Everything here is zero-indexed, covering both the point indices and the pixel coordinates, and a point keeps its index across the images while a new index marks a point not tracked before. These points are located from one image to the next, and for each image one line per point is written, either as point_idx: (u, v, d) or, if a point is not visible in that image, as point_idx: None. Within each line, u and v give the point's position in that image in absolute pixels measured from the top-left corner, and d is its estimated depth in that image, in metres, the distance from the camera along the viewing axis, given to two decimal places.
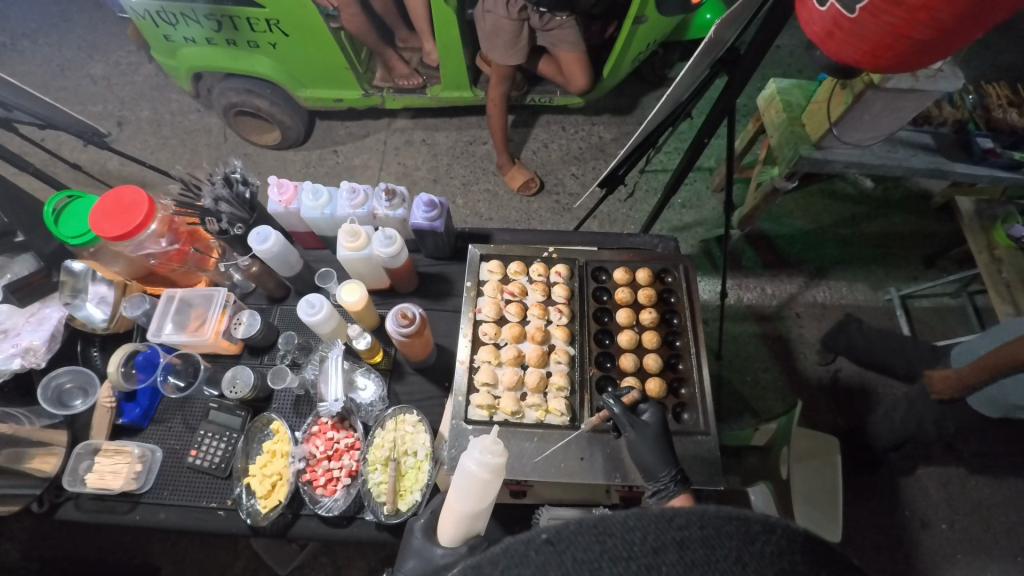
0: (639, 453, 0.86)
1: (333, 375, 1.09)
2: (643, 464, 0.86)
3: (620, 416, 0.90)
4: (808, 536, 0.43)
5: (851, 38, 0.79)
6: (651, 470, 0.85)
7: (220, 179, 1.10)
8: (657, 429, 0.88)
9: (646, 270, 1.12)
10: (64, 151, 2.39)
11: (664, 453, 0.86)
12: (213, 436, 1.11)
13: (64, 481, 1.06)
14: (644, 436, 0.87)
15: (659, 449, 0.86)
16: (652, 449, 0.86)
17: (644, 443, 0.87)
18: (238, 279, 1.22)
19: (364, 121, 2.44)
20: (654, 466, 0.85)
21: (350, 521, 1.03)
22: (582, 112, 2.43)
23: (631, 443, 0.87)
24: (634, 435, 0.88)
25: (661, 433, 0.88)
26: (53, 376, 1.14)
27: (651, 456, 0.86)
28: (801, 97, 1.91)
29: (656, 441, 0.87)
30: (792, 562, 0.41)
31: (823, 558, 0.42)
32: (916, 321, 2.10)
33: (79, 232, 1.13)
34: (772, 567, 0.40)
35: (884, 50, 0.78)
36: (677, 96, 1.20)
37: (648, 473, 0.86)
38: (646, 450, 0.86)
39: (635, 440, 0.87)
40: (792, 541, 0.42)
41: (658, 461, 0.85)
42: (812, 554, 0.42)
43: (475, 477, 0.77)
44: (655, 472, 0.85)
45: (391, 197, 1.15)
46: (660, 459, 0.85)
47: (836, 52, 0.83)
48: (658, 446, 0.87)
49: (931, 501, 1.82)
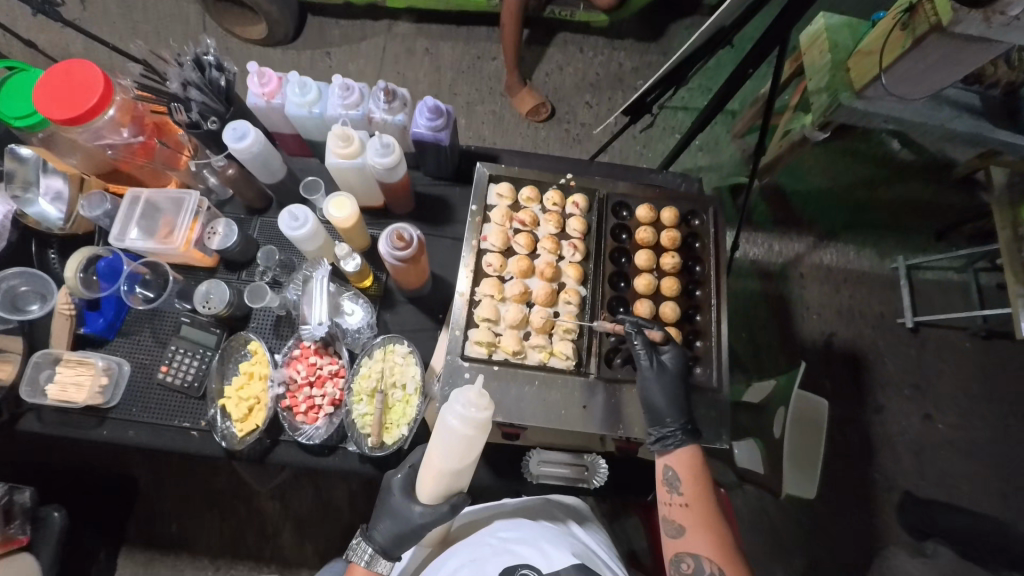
0: (650, 395, 0.84)
1: (317, 299, 1.00)
2: (652, 408, 0.84)
3: (642, 353, 0.87)
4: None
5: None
6: (658, 415, 0.84)
7: (190, 61, 0.94)
8: (675, 375, 0.86)
9: (672, 210, 1.01)
10: (19, 25, 2.11)
11: (677, 399, 0.84)
12: (185, 352, 1.02)
13: (22, 392, 0.98)
14: (660, 377, 0.85)
15: (671, 395, 0.84)
16: (665, 393, 0.84)
17: (657, 386, 0.84)
18: (212, 183, 1.09)
19: (361, 22, 2.18)
20: (662, 412, 0.84)
21: (332, 451, 0.98)
22: (604, 34, 2.20)
23: (644, 382, 0.85)
24: (652, 375, 0.85)
25: (679, 379, 0.86)
26: (2, 278, 1.02)
27: (661, 400, 0.83)
28: (849, 37, 1.72)
29: (671, 386, 0.84)
30: None
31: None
32: (919, 293, 2.05)
33: (23, 112, 0.97)
34: None
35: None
36: (728, 16, 1.04)
37: (655, 418, 0.84)
38: (659, 394, 0.83)
39: (649, 379, 0.84)
40: None
41: (668, 407, 0.83)
42: None
43: (458, 434, 0.71)
44: (662, 418, 0.84)
45: (391, 100, 1.01)
46: (671, 404, 0.84)
47: None
48: (671, 390, 0.84)
49: (902, 468, 1.86)
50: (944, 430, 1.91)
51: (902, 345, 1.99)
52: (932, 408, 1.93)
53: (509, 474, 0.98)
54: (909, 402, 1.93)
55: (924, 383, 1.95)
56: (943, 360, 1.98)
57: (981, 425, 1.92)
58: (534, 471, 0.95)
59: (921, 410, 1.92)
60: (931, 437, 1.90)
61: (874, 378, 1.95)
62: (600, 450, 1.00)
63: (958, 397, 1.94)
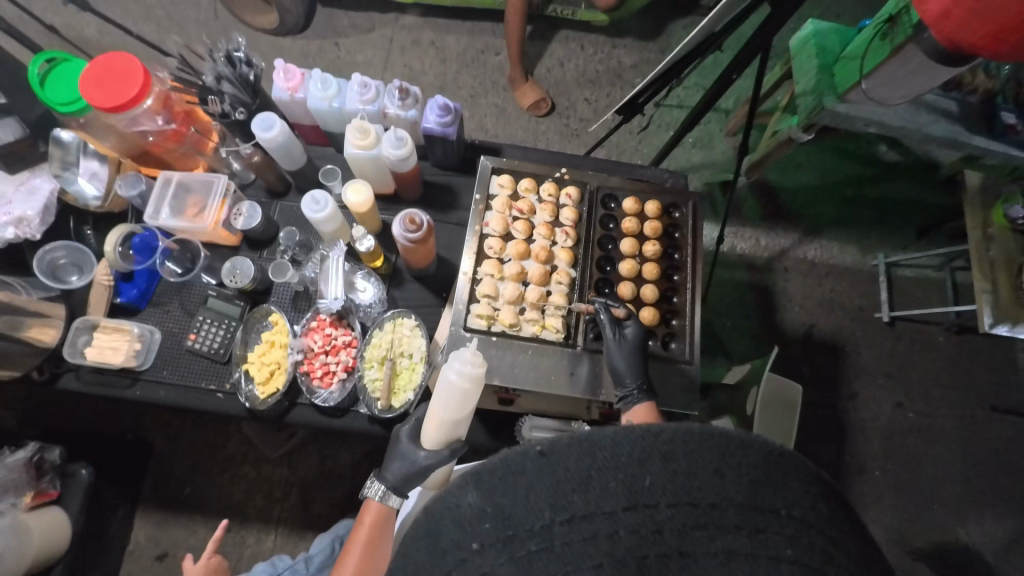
0: (613, 360, 0.94)
1: (333, 276, 1.11)
2: (615, 371, 0.94)
3: (606, 324, 0.97)
4: (783, 453, 0.41)
5: (971, 18, 0.86)
6: (619, 377, 0.93)
7: (223, 58, 1.03)
8: (635, 343, 0.95)
9: (656, 202, 1.12)
10: (36, 8, 2.17)
11: (636, 364, 0.93)
12: (211, 322, 1.13)
13: (65, 352, 1.08)
14: (622, 344, 0.94)
15: (632, 360, 0.93)
16: (626, 358, 0.93)
17: (620, 351, 0.94)
18: (237, 167, 1.19)
19: (370, 14, 2.25)
20: (624, 375, 0.93)
21: (344, 413, 1.09)
22: (605, 32, 2.28)
23: (608, 348, 0.95)
24: (615, 344, 0.95)
25: (640, 347, 0.95)
26: (47, 249, 1.13)
27: (623, 364, 0.93)
28: (837, 43, 1.81)
29: (631, 352, 0.94)
30: (767, 474, 0.39)
31: (797, 466, 0.40)
32: (897, 288, 2.17)
33: (68, 98, 1.05)
34: (746, 478, 0.39)
35: (1007, 33, 0.84)
36: (715, 25, 1.14)
37: (618, 381, 0.93)
38: (621, 359, 0.93)
39: (613, 345, 0.94)
40: (768, 455, 0.40)
41: (628, 370, 0.93)
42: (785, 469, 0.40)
43: (455, 388, 0.82)
44: (623, 380, 0.93)
45: (404, 96, 1.10)
46: (631, 368, 0.93)
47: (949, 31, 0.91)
48: (632, 356, 0.94)
49: (870, 450, 1.99)
50: (912, 417, 2.04)
51: (877, 336, 2.11)
52: (902, 396, 2.05)
53: (503, 436, 1.10)
54: (881, 390, 2.06)
55: (895, 372, 2.08)
56: (915, 352, 2.11)
57: (947, 413, 2.05)
58: (527, 435, 1.03)
59: (892, 397, 2.05)
60: (900, 423, 2.03)
61: (849, 366, 2.08)
62: (585, 417, 1.12)
63: (926, 386, 2.07)
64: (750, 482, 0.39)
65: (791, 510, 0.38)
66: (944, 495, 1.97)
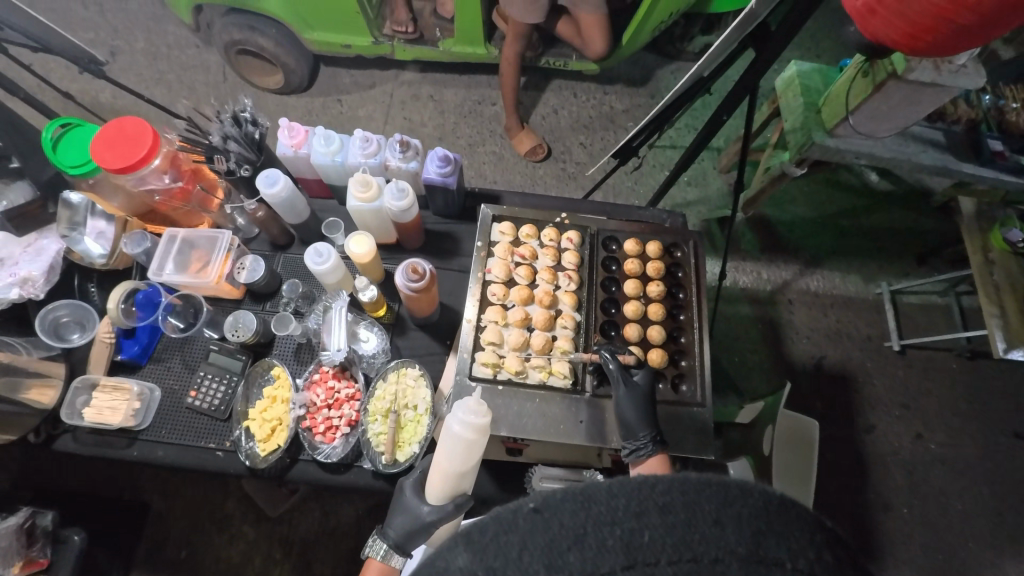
0: (623, 410, 0.91)
1: (336, 326, 1.09)
2: (626, 422, 0.90)
3: (615, 372, 0.94)
4: (784, 500, 0.42)
5: (896, 18, 0.79)
6: (631, 429, 0.90)
7: (229, 118, 1.07)
8: (645, 391, 0.93)
9: (656, 242, 1.12)
10: (54, 78, 2.28)
11: (646, 413, 0.90)
12: (213, 378, 1.11)
13: (63, 413, 1.06)
14: (632, 395, 0.92)
15: (642, 411, 0.90)
16: (636, 408, 0.90)
17: (630, 402, 0.91)
18: (241, 223, 1.21)
19: (370, 71, 2.35)
20: (635, 426, 0.89)
21: (347, 469, 1.06)
22: (595, 80, 2.37)
23: (619, 399, 0.92)
24: (624, 391, 0.93)
25: (649, 396, 0.93)
26: (51, 308, 1.13)
27: (634, 416, 0.90)
28: (820, 82, 1.87)
29: (641, 403, 0.91)
30: (766, 524, 0.41)
31: (796, 514, 0.42)
32: (904, 316, 2.15)
33: (80, 161, 1.09)
34: (747, 529, 0.40)
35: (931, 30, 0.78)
36: (703, 70, 1.18)
37: (629, 432, 0.90)
38: (631, 409, 0.90)
39: (623, 396, 0.91)
40: (766, 504, 0.42)
41: (639, 422, 0.89)
42: (784, 516, 0.42)
43: (460, 439, 0.79)
44: (635, 432, 0.89)
45: (405, 149, 1.13)
46: (641, 419, 0.90)
47: (877, 28, 0.83)
48: (642, 405, 0.91)
49: (895, 486, 1.91)
50: (934, 449, 1.97)
51: (888, 366, 2.07)
52: (921, 427, 1.99)
53: (513, 486, 1.06)
54: (899, 421, 2.00)
55: (911, 403, 2.03)
56: (929, 381, 2.06)
57: (970, 443, 1.98)
58: (536, 486, 0.98)
59: (911, 429, 1.99)
60: (922, 455, 1.96)
61: (863, 398, 2.03)
62: (597, 465, 1.08)
63: (945, 416, 2.01)
64: (750, 531, 0.40)
65: (794, 561, 0.40)
66: (978, 533, 1.87)
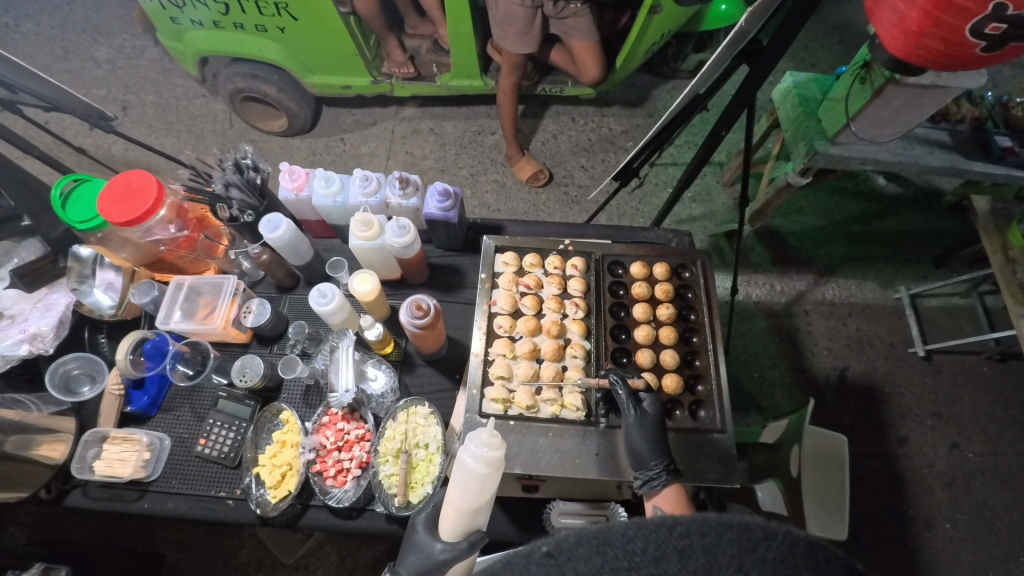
0: (632, 440, 0.88)
1: (344, 365, 1.08)
2: (636, 452, 0.87)
3: (622, 399, 0.91)
4: (811, 543, 0.41)
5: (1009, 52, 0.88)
6: (642, 459, 0.86)
7: (231, 166, 1.09)
8: (655, 419, 0.89)
9: (663, 264, 1.11)
10: (69, 135, 2.37)
11: (657, 442, 0.87)
12: (221, 426, 1.09)
13: (73, 468, 1.04)
14: (642, 422, 0.88)
15: (653, 439, 0.87)
16: (646, 437, 0.87)
17: (638, 431, 0.88)
18: (246, 267, 1.22)
19: (371, 109, 2.41)
20: (645, 455, 0.86)
21: (360, 513, 1.03)
22: (593, 104, 2.40)
23: (627, 428, 0.89)
24: (634, 420, 0.89)
25: (659, 424, 0.89)
26: (60, 362, 1.13)
27: (644, 444, 0.87)
28: (816, 91, 1.87)
29: (652, 431, 0.88)
30: (794, 569, 0.40)
31: (827, 561, 0.41)
32: (926, 320, 2.08)
33: (87, 216, 1.08)
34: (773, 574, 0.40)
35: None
36: (700, 85, 1.16)
37: (640, 462, 0.86)
38: (641, 439, 0.87)
39: (632, 425, 0.88)
40: (794, 547, 0.41)
41: (650, 451, 0.86)
42: (814, 563, 0.40)
43: (473, 473, 0.76)
44: (646, 462, 0.86)
45: (405, 186, 1.14)
46: (652, 448, 0.86)
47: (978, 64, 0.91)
48: (652, 435, 0.87)
49: (935, 500, 1.81)
50: (973, 458, 1.87)
51: (916, 375, 1.99)
52: (957, 437, 1.90)
53: (531, 527, 1.02)
54: (932, 432, 1.91)
55: (944, 411, 1.94)
56: (960, 387, 1.97)
57: (1010, 450, 1.88)
58: (555, 522, 0.96)
59: (946, 439, 1.90)
60: (960, 466, 1.86)
61: (891, 409, 1.94)
62: (618, 498, 1.05)
63: (981, 423, 1.92)
64: None
65: None
66: None
